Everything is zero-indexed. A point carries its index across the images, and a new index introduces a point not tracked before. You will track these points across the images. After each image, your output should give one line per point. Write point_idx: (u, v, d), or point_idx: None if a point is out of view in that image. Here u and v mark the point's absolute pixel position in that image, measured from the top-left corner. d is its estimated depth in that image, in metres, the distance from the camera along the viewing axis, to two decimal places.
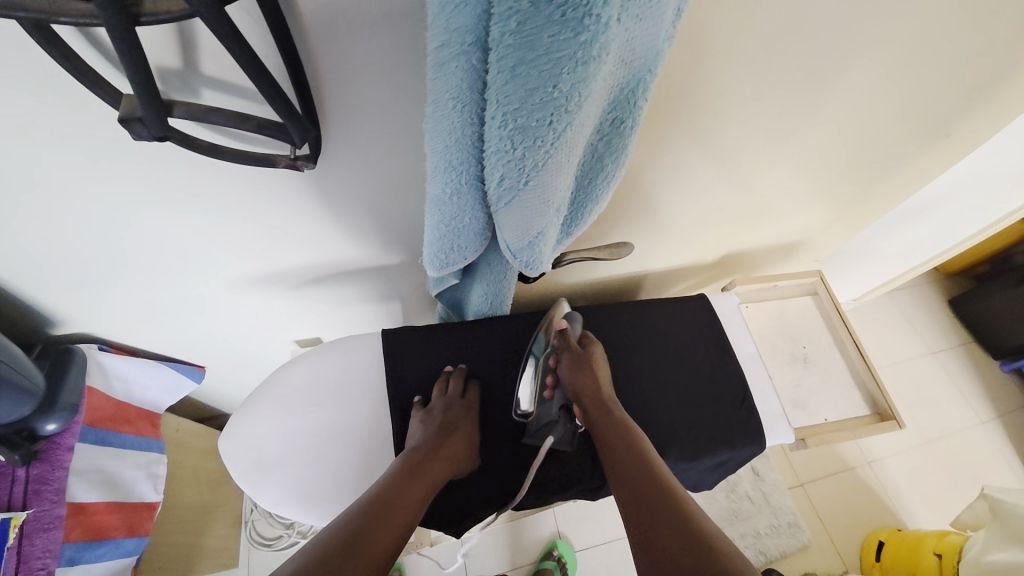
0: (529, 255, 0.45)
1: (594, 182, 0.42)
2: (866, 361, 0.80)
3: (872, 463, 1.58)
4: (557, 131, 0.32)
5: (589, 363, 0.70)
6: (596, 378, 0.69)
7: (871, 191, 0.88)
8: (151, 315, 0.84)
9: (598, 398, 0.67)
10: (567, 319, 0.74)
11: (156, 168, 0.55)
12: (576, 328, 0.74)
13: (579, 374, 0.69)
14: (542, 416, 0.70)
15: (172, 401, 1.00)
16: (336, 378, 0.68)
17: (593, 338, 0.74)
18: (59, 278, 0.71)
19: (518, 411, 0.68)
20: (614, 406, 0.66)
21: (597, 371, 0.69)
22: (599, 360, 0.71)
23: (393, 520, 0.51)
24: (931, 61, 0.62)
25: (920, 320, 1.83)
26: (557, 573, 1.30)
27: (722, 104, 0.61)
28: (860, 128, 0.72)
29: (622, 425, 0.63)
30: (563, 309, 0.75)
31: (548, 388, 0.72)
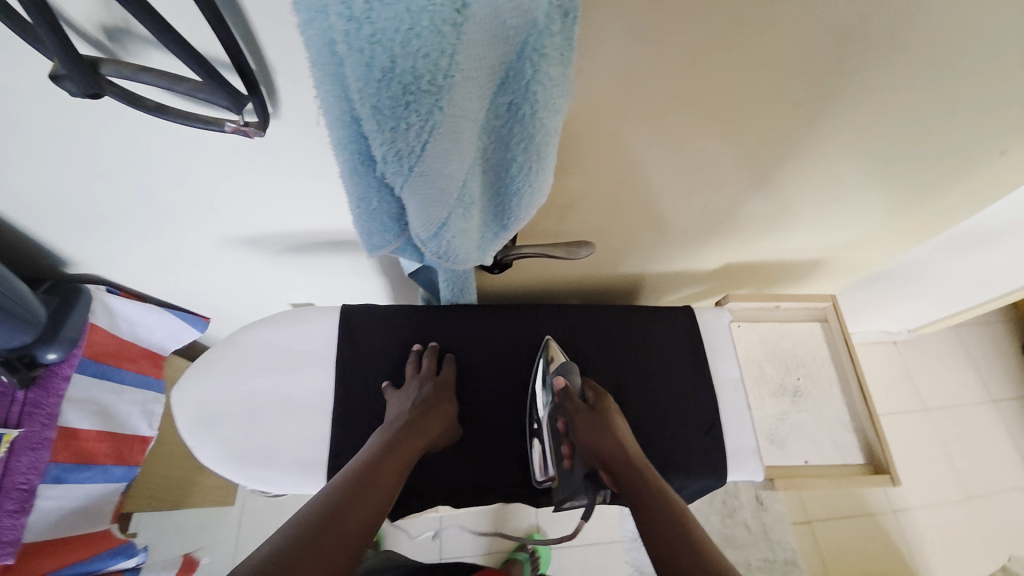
0: (440, 245, 0.42)
1: (509, 172, 0.39)
2: (868, 405, 0.71)
3: (897, 511, 1.43)
4: (418, 111, 0.29)
5: (602, 421, 0.63)
6: (614, 438, 0.62)
7: (909, 213, 0.77)
8: (151, 266, 0.89)
9: (618, 461, 0.61)
10: (563, 376, 0.66)
11: (121, 128, 0.56)
12: (576, 380, 0.67)
13: (593, 440, 0.63)
14: (566, 485, 0.65)
15: (177, 344, 1.07)
16: (288, 347, 0.69)
17: (599, 390, 0.67)
18: (63, 225, 0.77)
19: (537, 479, 0.67)
20: (640, 463, 0.60)
21: (612, 438, 0.62)
22: (612, 416, 0.64)
23: (370, 494, 0.51)
24: (987, 71, 0.51)
25: (985, 362, 1.61)
26: (528, 566, 1.29)
27: (727, 112, 0.51)
28: (896, 147, 0.61)
29: (643, 468, 0.59)
30: (558, 355, 0.68)
31: (566, 457, 0.65)
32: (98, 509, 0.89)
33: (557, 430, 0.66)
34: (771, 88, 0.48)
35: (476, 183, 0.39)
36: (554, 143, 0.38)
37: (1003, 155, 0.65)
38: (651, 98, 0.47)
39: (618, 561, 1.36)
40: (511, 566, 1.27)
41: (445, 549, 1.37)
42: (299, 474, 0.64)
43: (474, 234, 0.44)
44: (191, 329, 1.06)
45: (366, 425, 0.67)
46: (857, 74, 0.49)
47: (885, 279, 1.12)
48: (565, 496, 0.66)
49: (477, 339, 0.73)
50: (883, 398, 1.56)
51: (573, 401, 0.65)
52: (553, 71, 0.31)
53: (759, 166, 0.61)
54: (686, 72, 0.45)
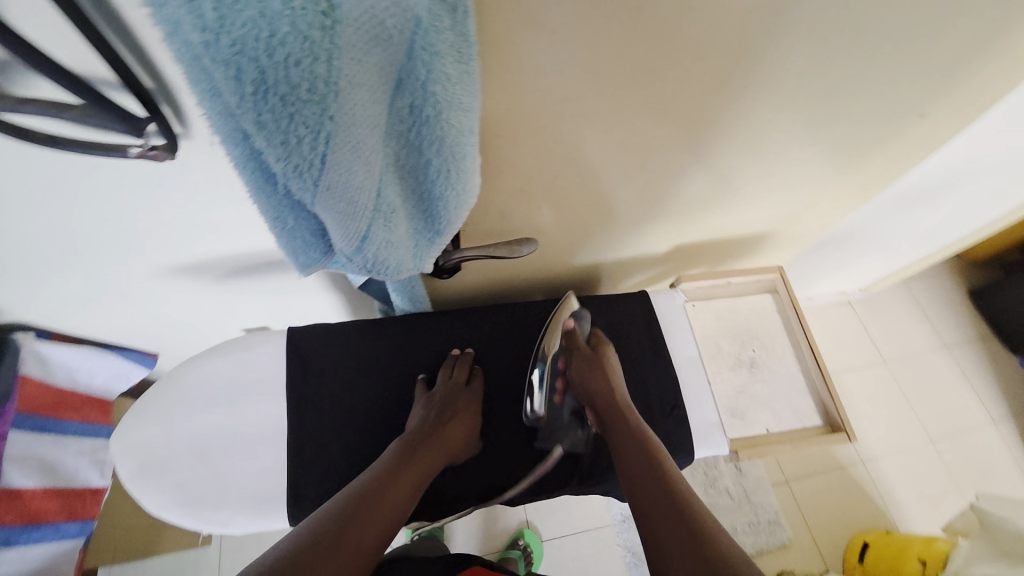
0: (368, 259, 0.40)
1: (427, 176, 0.37)
2: (820, 367, 0.73)
3: (866, 461, 1.50)
4: (306, 125, 0.27)
5: (595, 363, 0.67)
6: (604, 380, 0.66)
7: (845, 180, 0.79)
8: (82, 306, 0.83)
9: (609, 400, 0.64)
10: (575, 317, 0.70)
11: None
12: (585, 325, 0.71)
13: (590, 376, 0.67)
14: (553, 420, 0.69)
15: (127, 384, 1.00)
16: (234, 379, 0.66)
17: (602, 337, 0.71)
18: None
19: (529, 415, 0.67)
20: (627, 405, 0.64)
21: (607, 374, 0.66)
22: (611, 361, 0.69)
23: (386, 511, 0.53)
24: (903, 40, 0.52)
25: (934, 311, 1.70)
26: (521, 563, 1.28)
27: (657, 94, 0.50)
28: (826, 118, 0.62)
29: (630, 414, 0.62)
30: (572, 305, 0.71)
31: (559, 391, 0.71)
32: (55, 565, 0.90)
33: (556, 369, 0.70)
34: (696, 65, 0.47)
35: (393, 189, 0.37)
36: (471, 141, 0.36)
37: (924, 118, 0.66)
38: (575, 87, 0.45)
39: (608, 545, 1.37)
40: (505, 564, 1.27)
41: None
42: (255, 511, 0.62)
43: (404, 242, 0.43)
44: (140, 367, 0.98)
45: (326, 446, 0.64)
46: (775, 52, 0.49)
47: (834, 243, 1.15)
48: (551, 433, 0.68)
49: (432, 345, 0.72)
50: (845, 356, 1.63)
51: (575, 342, 0.69)
52: (450, 68, 0.29)
53: (699, 146, 0.61)
54: (606, 56, 0.43)
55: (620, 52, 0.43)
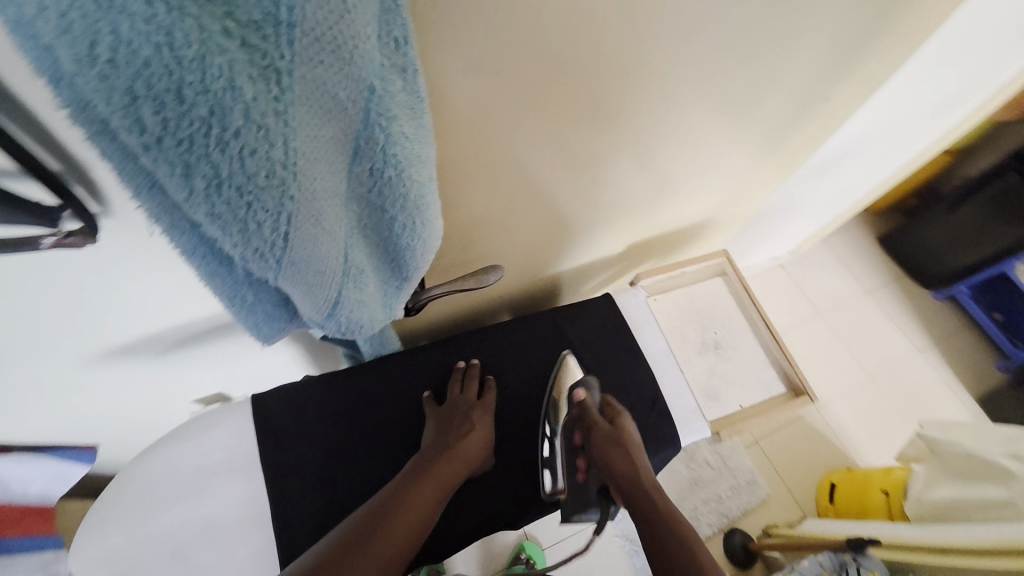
0: (340, 322, 0.39)
1: (393, 230, 0.36)
2: (776, 338, 0.79)
3: (820, 408, 1.63)
4: (264, 208, 0.25)
5: (613, 437, 0.65)
6: (625, 458, 0.63)
7: (769, 163, 0.85)
8: None
9: (630, 479, 0.61)
10: (584, 388, 0.70)
11: None
12: (596, 395, 0.71)
13: (607, 454, 0.64)
14: (576, 499, 0.67)
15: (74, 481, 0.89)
16: (198, 463, 0.61)
17: (617, 407, 0.68)
18: None
19: (546, 494, 0.67)
20: (651, 485, 0.60)
21: (626, 450, 0.63)
22: (631, 437, 0.65)
23: (398, 526, 0.53)
24: (805, 36, 0.56)
25: (854, 262, 1.88)
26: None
27: (597, 111, 0.51)
28: (748, 111, 0.67)
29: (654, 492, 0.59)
30: (573, 369, 0.72)
31: (581, 471, 0.68)
32: None
33: (573, 443, 0.68)
34: (630, 81, 0.49)
35: (359, 250, 0.35)
36: (432, 190, 0.36)
37: (828, 100, 0.72)
38: (519, 117, 0.46)
39: (609, 538, 1.40)
40: None
41: None
42: None
43: (375, 298, 0.41)
44: (80, 464, 0.86)
45: (313, 514, 0.61)
46: (698, 61, 0.52)
47: (765, 216, 1.25)
48: (575, 509, 0.67)
49: (405, 387, 0.69)
50: (787, 316, 1.76)
51: (588, 414, 0.68)
52: (406, 126, 0.29)
53: (641, 152, 0.64)
54: (546, 84, 0.44)
55: (558, 79, 0.44)
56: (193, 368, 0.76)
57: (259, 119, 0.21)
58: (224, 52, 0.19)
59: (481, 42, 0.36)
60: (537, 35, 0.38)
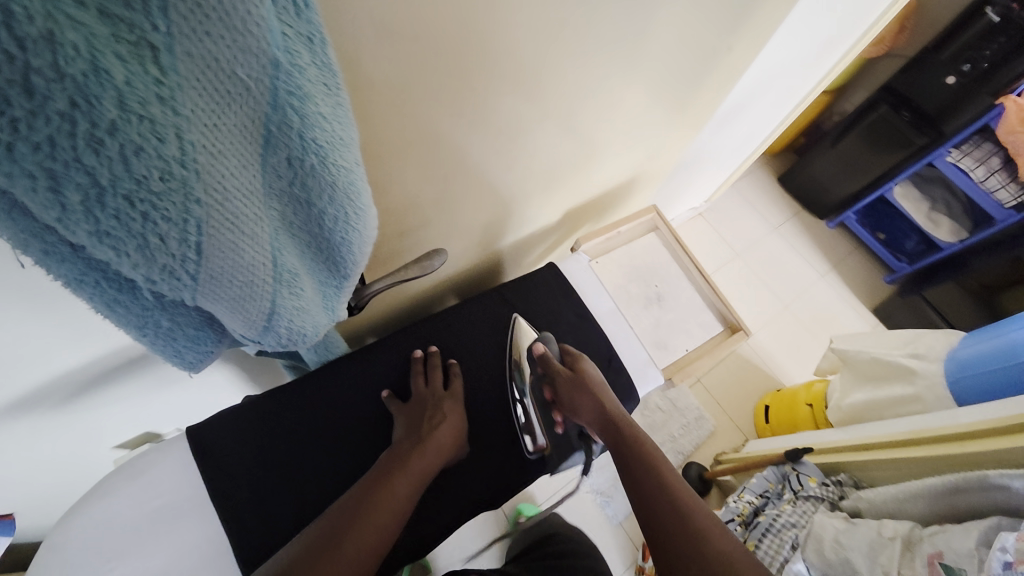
0: (279, 333, 0.35)
1: (324, 226, 0.32)
2: (709, 282, 0.84)
3: (749, 340, 1.79)
4: (165, 216, 0.21)
5: (578, 381, 0.67)
6: (593, 398, 0.65)
7: (683, 117, 0.89)
8: None
9: (599, 416, 0.63)
10: (542, 342, 0.71)
11: None
12: (553, 346, 0.72)
13: (574, 397, 0.66)
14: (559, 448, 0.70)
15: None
16: (135, 513, 0.54)
17: (576, 353, 0.70)
18: None
19: (529, 451, 0.68)
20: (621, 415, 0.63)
21: (591, 390, 0.65)
22: (591, 376, 0.67)
23: (364, 528, 0.51)
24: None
25: (762, 203, 2.04)
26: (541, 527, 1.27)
27: (520, 74, 0.49)
28: (661, 66, 0.68)
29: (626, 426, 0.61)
30: (527, 331, 0.72)
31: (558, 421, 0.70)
32: None
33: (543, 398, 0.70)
34: (550, 42, 0.48)
35: (289, 252, 0.32)
36: (362, 176, 0.33)
37: (730, 50, 0.76)
38: (442, 88, 0.43)
39: (580, 494, 1.46)
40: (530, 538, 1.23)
41: None
42: None
43: (316, 301, 0.38)
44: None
45: (282, 535, 0.57)
46: (613, 17, 0.51)
47: (683, 169, 1.31)
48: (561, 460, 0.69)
49: (359, 388, 0.66)
50: (711, 261, 1.90)
51: (553, 367, 0.69)
52: (323, 106, 0.25)
53: (567, 115, 0.63)
54: (465, 49, 0.41)
55: (478, 43, 0.42)
56: (110, 412, 0.67)
57: (139, 108, 0.17)
58: (77, 25, 0.15)
59: (390, 7, 0.33)
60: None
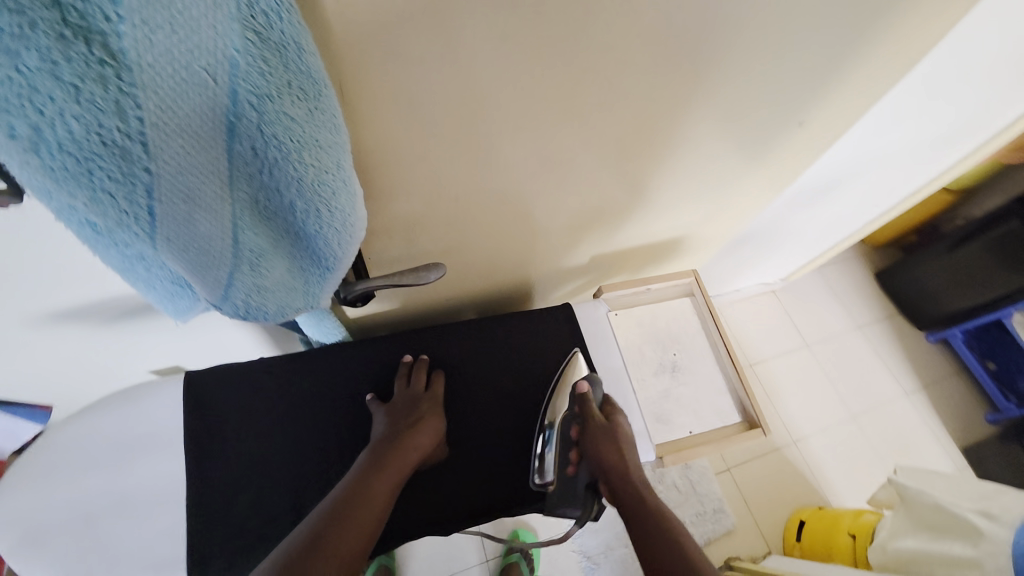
0: (241, 307, 0.38)
1: (296, 216, 0.35)
2: (735, 364, 0.78)
3: (798, 442, 1.59)
4: (113, 180, 0.24)
5: (612, 432, 0.64)
6: (618, 452, 0.61)
7: (747, 186, 0.83)
8: None
9: (619, 475, 0.60)
10: (588, 383, 0.69)
11: None
12: (597, 392, 0.69)
13: (599, 448, 0.63)
14: (563, 490, 0.65)
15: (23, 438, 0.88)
16: (123, 434, 0.60)
17: (618, 407, 0.68)
18: None
19: (533, 483, 0.66)
20: (642, 481, 0.59)
21: (617, 441, 0.62)
22: (624, 432, 0.64)
23: (359, 528, 0.51)
24: (775, 61, 0.55)
25: (846, 296, 1.84)
26: (524, 565, 1.27)
27: (545, 118, 0.49)
28: (717, 134, 0.65)
29: (648, 496, 0.57)
30: (578, 367, 0.72)
31: (571, 463, 0.66)
32: None
33: (567, 437, 0.68)
34: (585, 95, 0.48)
35: (258, 234, 0.34)
36: (339, 176, 0.35)
37: (802, 126, 0.70)
38: (459, 115, 0.44)
39: (565, 552, 1.37)
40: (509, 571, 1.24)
41: None
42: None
43: (284, 284, 0.40)
44: (33, 420, 0.86)
45: (235, 495, 0.59)
46: (659, 80, 0.50)
47: (749, 239, 1.22)
48: (559, 503, 0.65)
49: (346, 376, 0.68)
50: (774, 344, 1.73)
51: (588, 410, 0.67)
52: (288, 107, 0.28)
53: (605, 165, 0.62)
54: (482, 86, 0.42)
55: (502, 83, 0.43)
56: (141, 341, 0.75)
57: (81, 84, 0.20)
58: (23, 10, 0.18)
59: (409, 40, 0.35)
60: (473, 36, 0.37)
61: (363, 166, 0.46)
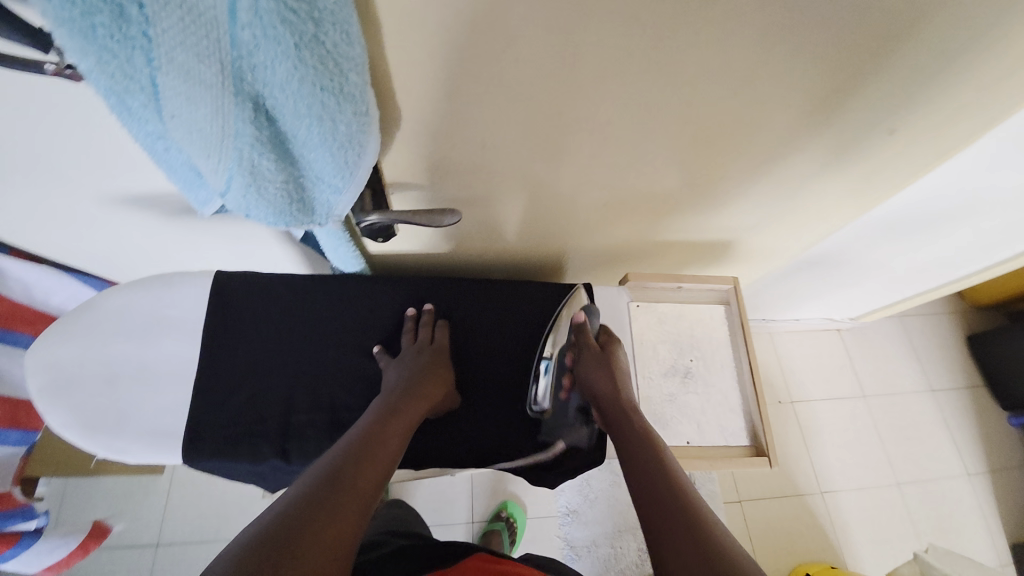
0: (246, 201, 0.40)
1: (302, 121, 0.35)
2: (755, 385, 0.72)
3: (826, 493, 1.45)
4: (114, 36, 0.26)
5: (608, 363, 0.67)
6: (614, 382, 0.65)
7: (817, 199, 0.75)
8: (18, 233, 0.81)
9: (610, 399, 0.63)
10: (585, 313, 0.72)
11: None
12: (595, 322, 0.72)
13: (594, 374, 0.67)
14: (558, 414, 0.69)
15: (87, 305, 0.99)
16: (154, 313, 0.66)
17: (613, 337, 0.71)
18: None
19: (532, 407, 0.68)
20: (631, 406, 0.62)
21: (613, 373, 0.65)
22: (619, 363, 0.68)
23: (375, 468, 0.50)
24: (868, 57, 0.48)
25: (924, 352, 1.63)
26: (506, 533, 1.30)
27: (584, 77, 0.46)
28: (787, 133, 0.59)
29: (634, 413, 0.61)
30: (582, 299, 0.72)
31: (565, 388, 0.69)
32: None
33: (563, 363, 0.71)
34: (634, 62, 0.45)
35: (263, 134, 0.35)
36: (347, 86, 0.35)
37: (894, 137, 0.61)
38: (490, 57, 0.42)
39: (549, 535, 1.38)
40: (491, 537, 1.28)
41: None
42: (152, 442, 0.62)
43: (287, 192, 0.42)
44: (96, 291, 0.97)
45: (235, 391, 0.64)
46: (721, 59, 0.46)
47: (815, 264, 1.10)
48: (554, 427, 0.69)
49: (356, 308, 0.70)
50: (824, 386, 1.57)
51: (586, 339, 0.70)
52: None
53: (651, 146, 0.58)
54: (515, 28, 0.40)
55: (543, 34, 0.41)
56: (190, 239, 0.81)
57: None
58: None
59: None
60: None
61: (390, 92, 0.46)
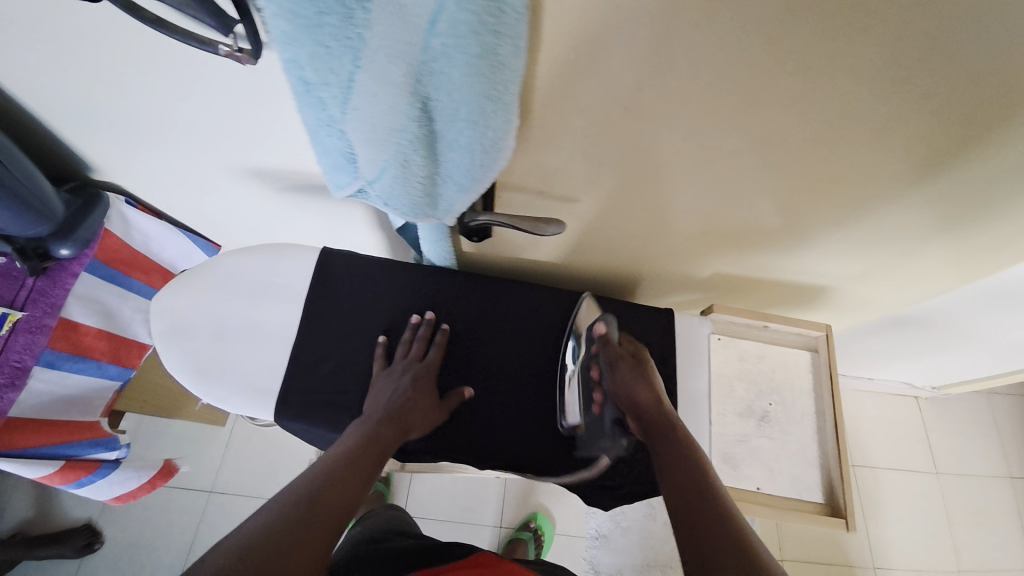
0: (387, 188, 0.43)
1: (455, 123, 0.38)
2: (838, 442, 0.68)
3: (880, 570, 1.35)
4: (335, 33, 0.29)
5: (639, 374, 0.66)
6: (650, 389, 0.64)
7: (930, 256, 0.70)
8: (149, 190, 0.90)
9: (653, 407, 0.63)
10: (604, 321, 0.70)
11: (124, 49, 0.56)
12: (614, 329, 0.70)
13: (630, 382, 0.65)
14: (591, 429, 0.68)
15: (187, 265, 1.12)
16: (264, 278, 0.72)
17: (636, 343, 0.70)
18: (73, 138, 0.78)
19: (561, 425, 0.68)
20: (672, 413, 0.62)
21: (649, 379, 0.65)
22: (650, 369, 0.67)
23: (357, 473, 0.53)
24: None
25: (1010, 436, 1.48)
26: (532, 544, 1.29)
27: (721, 112, 0.46)
28: (919, 186, 0.55)
29: (677, 425, 0.61)
30: (593, 311, 0.72)
31: (596, 402, 0.67)
32: (90, 400, 0.98)
33: (589, 377, 0.69)
34: (775, 103, 0.45)
35: (421, 133, 0.38)
36: (502, 98, 0.37)
37: None
38: (638, 81, 0.43)
39: (575, 555, 1.36)
40: (516, 545, 1.27)
41: (417, 508, 1.38)
42: (250, 396, 0.67)
43: (422, 187, 0.45)
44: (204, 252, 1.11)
45: (325, 362, 0.69)
46: (870, 108, 0.44)
47: (905, 323, 1.03)
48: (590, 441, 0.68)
49: (443, 300, 0.73)
50: (892, 454, 1.45)
51: (610, 348, 0.68)
52: (483, 14, 0.30)
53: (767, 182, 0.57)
54: (668, 60, 0.41)
55: (694, 70, 0.41)
56: (293, 213, 0.87)
57: None
58: None
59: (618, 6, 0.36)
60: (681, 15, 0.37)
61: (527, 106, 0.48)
